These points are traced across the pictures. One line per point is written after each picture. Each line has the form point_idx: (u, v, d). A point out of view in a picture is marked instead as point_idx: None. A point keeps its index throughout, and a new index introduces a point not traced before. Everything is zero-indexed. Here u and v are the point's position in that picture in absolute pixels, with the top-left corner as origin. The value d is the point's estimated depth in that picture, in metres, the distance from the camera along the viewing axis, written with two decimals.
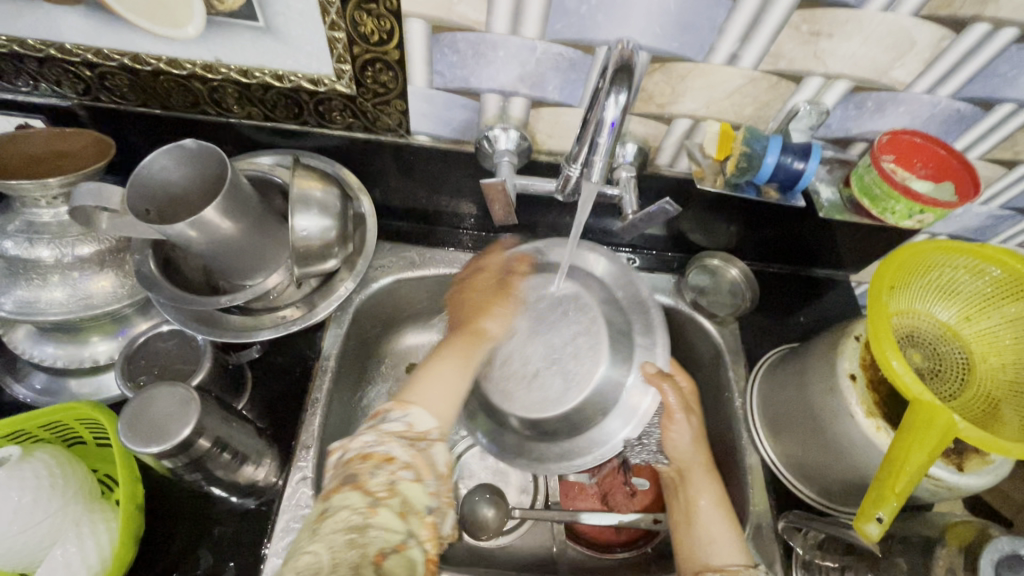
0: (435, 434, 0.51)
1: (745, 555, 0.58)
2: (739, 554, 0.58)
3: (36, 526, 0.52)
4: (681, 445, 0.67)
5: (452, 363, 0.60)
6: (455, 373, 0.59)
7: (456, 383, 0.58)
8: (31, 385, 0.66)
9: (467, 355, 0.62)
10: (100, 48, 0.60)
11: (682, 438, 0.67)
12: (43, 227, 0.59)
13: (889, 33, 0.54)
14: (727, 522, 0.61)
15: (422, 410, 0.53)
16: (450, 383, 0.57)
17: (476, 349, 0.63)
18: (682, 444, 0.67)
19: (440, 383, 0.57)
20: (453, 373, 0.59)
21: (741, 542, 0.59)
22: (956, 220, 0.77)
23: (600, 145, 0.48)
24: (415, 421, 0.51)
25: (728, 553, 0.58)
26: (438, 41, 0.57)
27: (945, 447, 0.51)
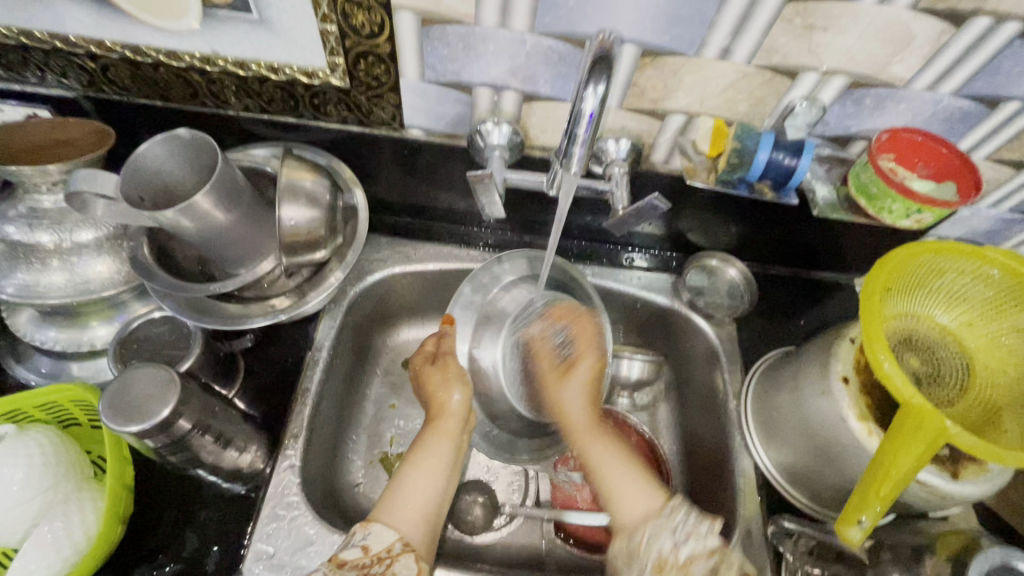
0: (398, 547, 0.53)
1: (656, 504, 0.59)
2: (648, 505, 0.59)
3: (26, 503, 0.53)
4: (574, 410, 0.66)
5: (420, 469, 0.60)
6: (426, 477, 0.60)
7: (424, 488, 0.59)
8: (34, 367, 0.68)
9: (438, 450, 0.62)
10: (103, 40, 0.61)
11: (571, 401, 0.67)
12: (44, 213, 0.60)
13: (886, 27, 0.52)
14: (634, 479, 0.61)
15: (383, 527, 0.54)
16: (422, 488, 0.59)
17: (449, 437, 0.64)
18: (574, 408, 0.66)
19: (407, 493, 0.58)
20: (422, 478, 0.60)
21: (651, 491, 0.60)
22: (964, 223, 0.74)
23: (578, 137, 0.48)
24: (374, 541, 0.53)
25: (639, 509, 0.59)
26: (429, 34, 0.57)
27: (933, 453, 0.49)
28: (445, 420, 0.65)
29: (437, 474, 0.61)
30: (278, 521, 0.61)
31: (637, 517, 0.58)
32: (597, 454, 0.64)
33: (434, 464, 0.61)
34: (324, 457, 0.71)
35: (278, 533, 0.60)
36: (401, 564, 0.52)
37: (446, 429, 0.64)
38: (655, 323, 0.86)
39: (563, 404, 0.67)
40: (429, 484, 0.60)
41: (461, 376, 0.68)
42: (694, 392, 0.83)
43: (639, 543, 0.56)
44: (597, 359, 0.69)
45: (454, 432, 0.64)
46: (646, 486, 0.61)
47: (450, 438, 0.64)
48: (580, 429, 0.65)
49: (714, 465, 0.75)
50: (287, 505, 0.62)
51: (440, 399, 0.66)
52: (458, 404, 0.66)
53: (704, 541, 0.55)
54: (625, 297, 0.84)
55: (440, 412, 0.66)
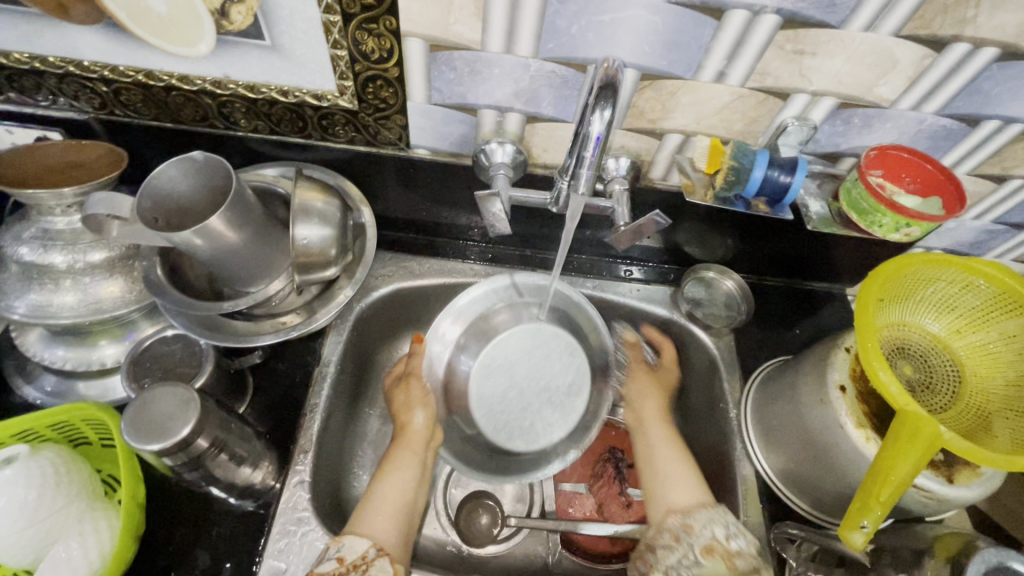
0: (372, 553, 0.54)
1: (706, 497, 0.62)
2: (697, 495, 0.62)
3: (39, 523, 0.54)
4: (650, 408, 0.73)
5: (387, 483, 0.61)
6: (394, 489, 0.61)
7: (395, 502, 0.60)
8: (42, 387, 0.69)
9: (405, 465, 0.64)
10: (116, 65, 0.63)
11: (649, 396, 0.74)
12: (57, 234, 0.61)
13: (872, 51, 0.55)
14: (685, 475, 0.64)
15: (356, 537, 0.55)
16: (392, 498, 0.60)
17: (413, 452, 0.65)
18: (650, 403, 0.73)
19: (378, 503, 0.59)
20: (394, 491, 0.61)
21: (700, 485, 0.63)
22: (950, 234, 0.77)
23: (586, 158, 0.51)
24: (349, 551, 0.53)
25: (690, 497, 0.62)
26: (436, 59, 0.59)
27: (930, 458, 0.51)
28: (407, 440, 0.66)
29: (406, 486, 0.62)
30: (290, 536, 0.61)
31: (690, 502, 0.61)
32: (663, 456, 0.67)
33: (401, 477, 0.62)
34: (331, 471, 0.72)
35: (290, 548, 0.60)
36: (379, 568, 0.53)
37: (411, 445, 0.66)
38: (654, 334, 0.87)
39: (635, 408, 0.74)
40: (399, 494, 0.60)
41: (423, 394, 0.71)
42: (694, 401, 0.85)
43: (690, 522, 0.58)
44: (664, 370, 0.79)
45: (419, 448, 0.66)
46: (696, 481, 0.64)
47: (415, 453, 0.65)
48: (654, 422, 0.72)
49: (717, 473, 0.76)
50: (298, 521, 0.62)
51: (404, 421, 0.68)
52: (422, 421, 0.68)
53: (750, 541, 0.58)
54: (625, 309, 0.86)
55: (405, 431, 0.67)
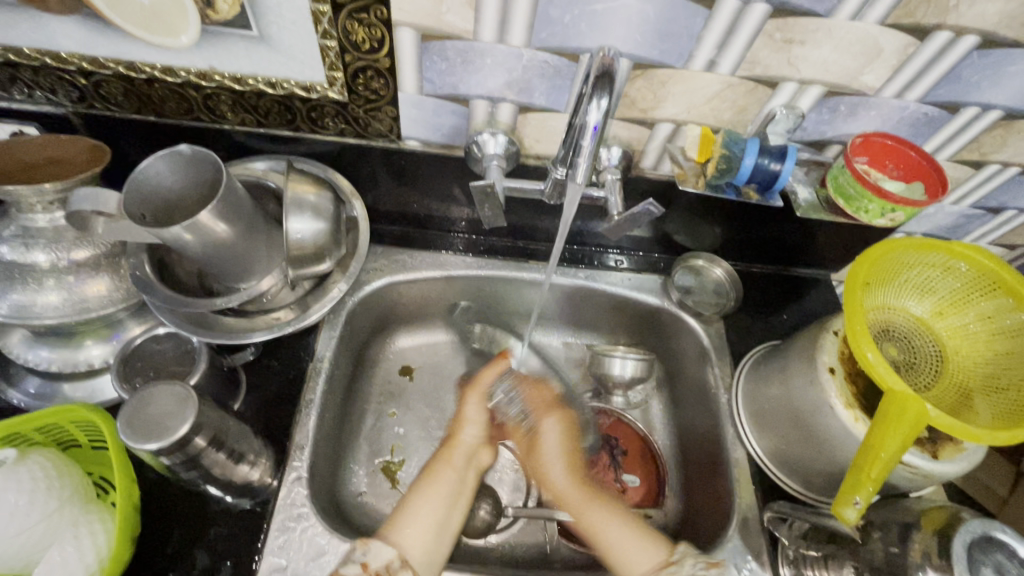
0: (396, 564, 0.57)
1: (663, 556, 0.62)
2: (658, 560, 0.62)
3: (31, 528, 0.52)
4: (556, 472, 0.71)
5: (427, 496, 0.64)
6: (429, 506, 0.63)
7: (430, 517, 0.62)
8: (25, 389, 0.67)
9: (443, 480, 0.66)
10: (95, 56, 0.61)
11: (552, 461, 0.72)
12: (39, 232, 0.59)
13: (858, 40, 0.56)
14: (635, 535, 0.64)
15: (384, 544, 0.58)
16: (428, 512, 0.62)
17: (453, 469, 0.67)
18: (556, 471, 0.71)
19: (412, 514, 0.62)
20: (427, 506, 0.63)
21: (653, 543, 0.64)
22: (930, 219, 0.80)
23: (583, 148, 0.51)
24: (374, 557, 0.57)
25: (647, 556, 0.63)
26: (428, 49, 0.59)
27: (917, 435, 0.53)
28: (455, 451, 0.69)
29: (440, 502, 0.64)
30: (289, 533, 0.61)
31: (650, 564, 0.62)
32: (598, 520, 0.67)
33: (439, 493, 0.65)
34: (328, 466, 0.72)
35: (290, 545, 0.60)
36: None
37: (455, 461, 0.68)
38: (646, 322, 0.88)
39: (546, 477, 0.71)
40: (434, 510, 0.63)
41: (481, 408, 0.73)
42: (686, 387, 0.86)
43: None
44: (554, 412, 0.75)
45: (460, 465, 0.68)
46: (642, 533, 0.65)
47: (455, 470, 0.67)
48: (578, 499, 0.69)
49: (710, 457, 0.78)
50: (297, 517, 0.62)
51: (455, 431, 0.71)
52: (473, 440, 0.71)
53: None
54: (617, 299, 0.87)
55: (454, 443, 0.70)
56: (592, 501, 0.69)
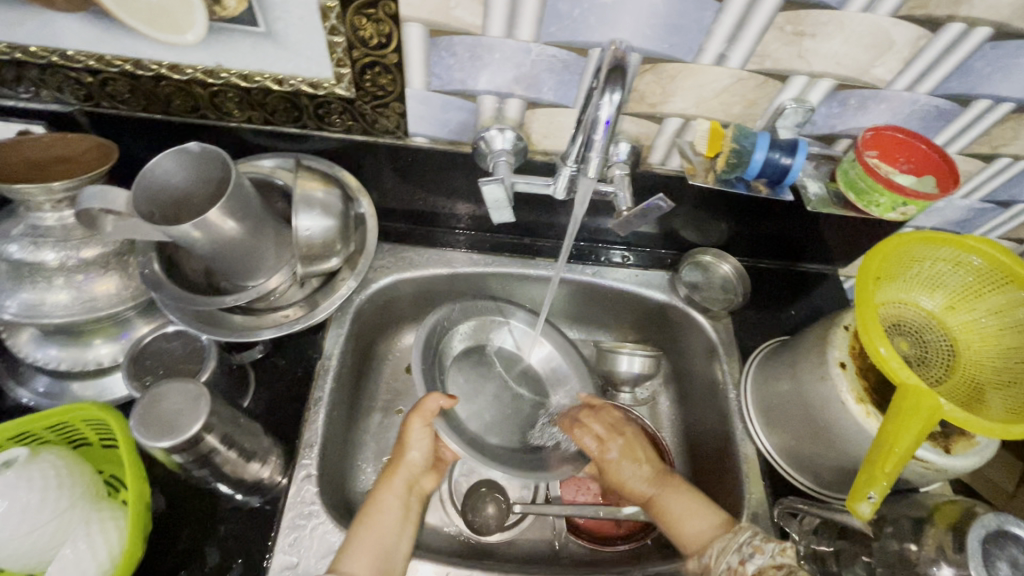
0: None
1: (721, 519, 0.66)
2: (718, 522, 0.66)
3: (42, 526, 0.53)
4: (633, 483, 0.73)
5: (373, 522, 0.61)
6: (378, 533, 0.61)
7: (378, 544, 0.60)
8: (34, 388, 0.67)
9: (387, 507, 0.64)
10: (102, 54, 0.61)
11: (625, 475, 0.73)
12: (48, 230, 0.59)
13: (869, 32, 0.56)
14: (691, 504, 0.68)
15: None
16: (377, 538, 0.60)
17: (395, 494, 0.65)
18: (637, 482, 0.73)
19: (362, 540, 0.60)
20: (374, 534, 0.61)
21: (711, 510, 0.67)
22: (939, 213, 0.79)
23: (595, 142, 0.51)
24: None
25: (704, 524, 0.66)
26: (436, 45, 0.58)
27: (930, 429, 0.53)
28: (398, 476, 0.67)
29: (389, 530, 0.62)
30: (299, 530, 0.61)
31: (706, 531, 0.65)
32: (669, 506, 0.69)
33: (387, 520, 0.63)
34: (336, 464, 0.71)
35: (301, 543, 0.60)
36: None
37: (395, 485, 0.66)
38: (653, 318, 0.88)
39: (626, 488, 0.73)
40: (382, 537, 0.61)
41: (426, 433, 0.69)
42: (695, 383, 0.86)
43: (709, 561, 0.62)
44: (616, 437, 0.75)
45: (401, 491, 0.66)
46: (699, 502, 0.68)
47: (396, 496, 0.65)
48: (650, 496, 0.71)
49: (718, 453, 0.78)
50: (307, 515, 0.62)
51: (398, 456, 0.69)
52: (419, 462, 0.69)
53: (773, 556, 0.58)
54: (624, 295, 0.86)
55: (398, 466, 0.68)
56: (665, 487, 0.71)
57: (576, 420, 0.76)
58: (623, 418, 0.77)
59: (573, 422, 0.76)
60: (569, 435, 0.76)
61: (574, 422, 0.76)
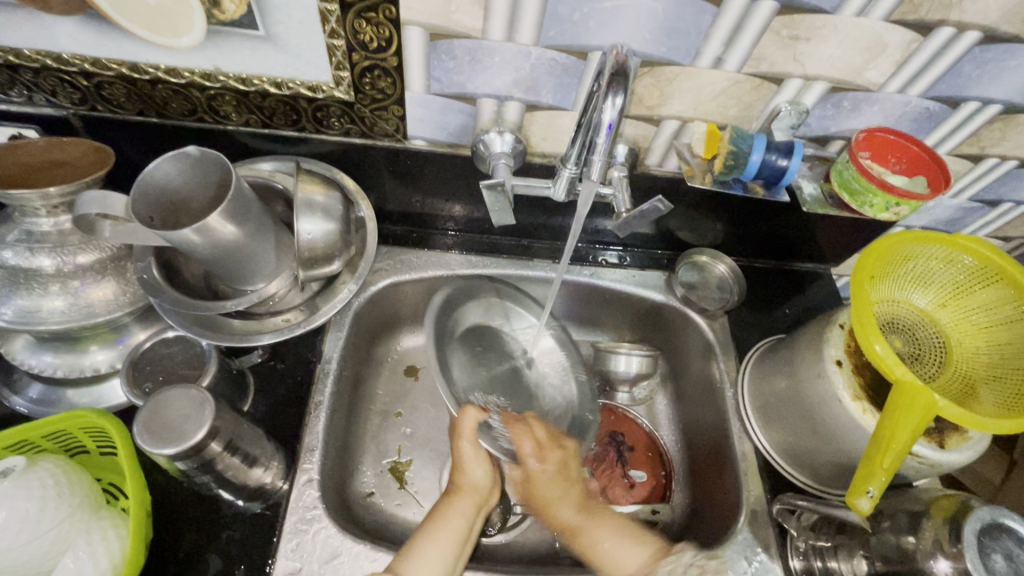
0: None
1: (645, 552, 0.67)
2: (647, 554, 0.67)
3: (42, 536, 0.52)
4: (563, 513, 0.71)
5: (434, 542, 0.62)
6: (440, 550, 0.61)
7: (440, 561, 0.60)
8: (28, 395, 0.66)
9: (450, 524, 0.64)
10: (98, 57, 0.60)
11: (557, 497, 0.71)
12: (43, 236, 0.59)
13: (862, 36, 0.57)
14: (623, 538, 0.69)
15: None
16: (436, 552, 0.61)
17: (461, 512, 0.66)
18: (563, 507, 0.71)
19: (423, 553, 0.60)
20: (436, 550, 0.61)
21: (639, 543, 0.68)
22: (929, 213, 0.81)
23: (599, 145, 0.52)
24: None
25: (637, 552, 0.67)
26: (436, 48, 0.59)
27: (926, 425, 0.54)
28: (459, 498, 0.67)
29: (450, 547, 0.62)
30: (301, 535, 0.61)
31: (641, 559, 0.66)
32: (592, 543, 0.68)
33: (449, 535, 0.63)
34: (337, 468, 0.71)
35: (304, 547, 0.60)
36: None
37: (461, 507, 0.66)
38: (649, 318, 0.89)
39: (552, 514, 0.71)
40: (444, 552, 0.62)
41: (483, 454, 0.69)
42: (691, 382, 0.86)
43: None
44: (547, 453, 0.71)
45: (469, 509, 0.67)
46: (632, 530, 0.70)
47: (463, 514, 0.66)
48: (576, 526, 0.69)
49: (716, 451, 0.79)
50: (310, 519, 0.62)
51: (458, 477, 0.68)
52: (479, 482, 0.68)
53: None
54: (621, 296, 0.87)
55: (460, 487, 0.68)
56: (592, 519, 0.70)
57: (520, 419, 0.73)
58: (564, 441, 0.73)
59: (516, 421, 0.72)
60: (507, 429, 0.71)
61: (518, 425, 0.72)
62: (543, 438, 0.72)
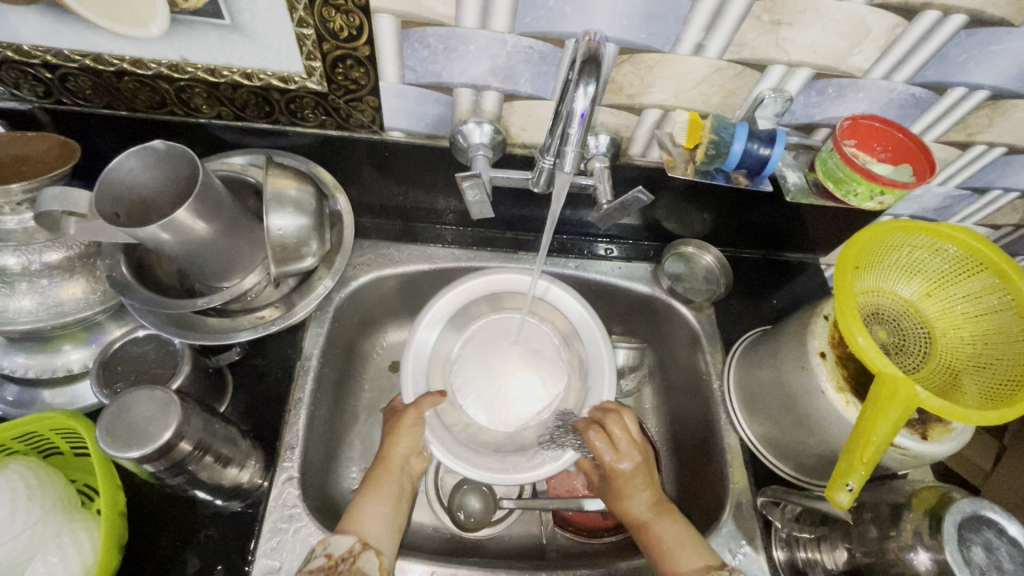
0: (359, 547, 0.57)
1: (713, 557, 0.60)
2: (708, 558, 0.60)
3: (13, 540, 0.51)
4: (635, 503, 0.66)
5: (375, 498, 0.63)
6: (375, 504, 0.63)
7: (383, 515, 0.62)
8: (2, 397, 0.64)
9: (385, 488, 0.65)
10: (60, 49, 0.58)
11: (631, 488, 0.66)
12: (8, 234, 0.56)
13: (846, 21, 0.56)
14: (687, 541, 0.61)
15: (344, 535, 0.58)
16: (376, 509, 0.62)
17: (393, 474, 0.66)
18: (637, 500, 0.66)
19: (365, 512, 0.62)
20: (374, 505, 0.62)
21: (703, 547, 0.61)
22: (917, 201, 0.80)
23: (571, 136, 0.50)
24: (336, 547, 0.56)
25: (695, 559, 0.59)
26: (409, 36, 0.57)
27: (908, 417, 0.53)
28: (389, 470, 0.66)
29: (387, 501, 0.63)
30: (281, 534, 0.60)
31: (698, 567, 0.59)
32: (659, 542, 0.62)
33: (383, 493, 0.64)
34: (319, 465, 0.70)
35: (283, 546, 0.59)
36: (365, 560, 0.56)
37: (392, 464, 0.66)
38: (636, 310, 0.88)
39: (623, 505, 0.66)
40: (382, 507, 0.63)
41: (415, 425, 0.67)
42: (679, 375, 0.85)
43: None
44: (632, 453, 0.67)
45: (397, 472, 0.67)
46: (698, 539, 0.62)
47: (394, 474, 0.66)
48: (647, 522, 0.64)
49: (702, 444, 0.78)
50: (290, 518, 0.61)
51: (385, 446, 0.67)
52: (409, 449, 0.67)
53: None
54: (608, 287, 0.86)
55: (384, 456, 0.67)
56: (662, 518, 0.64)
57: (595, 421, 0.68)
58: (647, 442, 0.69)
59: (591, 424, 0.68)
60: (582, 438, 0.68)
61: (597, 426, 0.68)
62: (630, 439, 0.67)
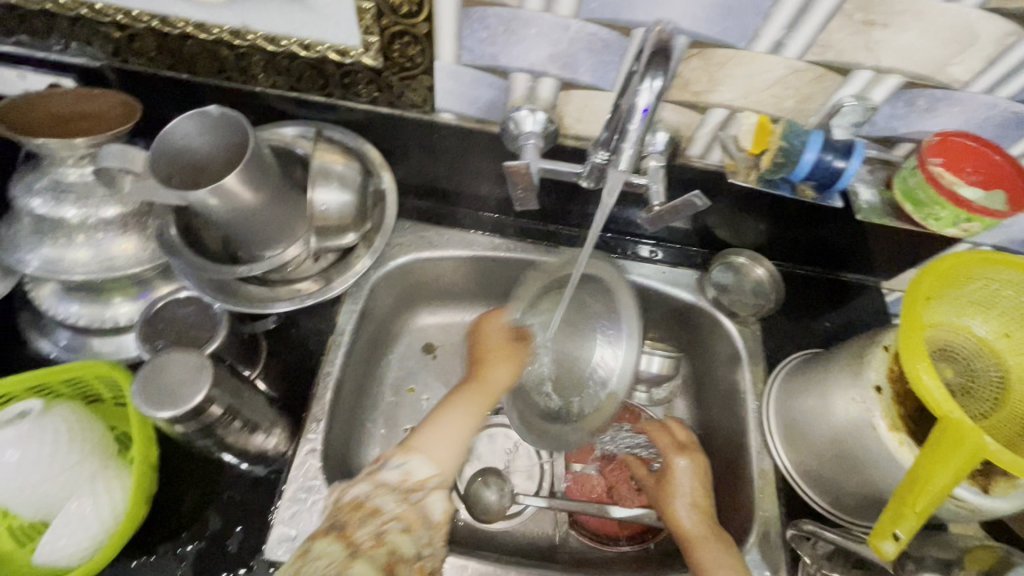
0: (431, 480, 0.58)
1: None
2: None
3: (53, 478, 0.54)
4: (681, 511, 0.66)
5: (462, 416, 0.65)
6: (457, 426, 0.63)
7: (459, 433, 0.63)
8: (56, 341, 0.68)
9: (473, 404, 0.66)
10: (130, 8, 0.60)
11: (679, 492, 0.68)
12: (70, 186, 0.59)
13: (949, 26, 0.50)
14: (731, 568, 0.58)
15: (420, 457, 0.59)
16: (452, 432, 0.63)
17: (484, 394, 0.68)
18: (683, 505, 0.66)
19: (447, 428, 0.63)
20: (456, 424, 0.63)
21: None
22: (1003, 231, 0.73)
23: (630, 132, 0.48)
24: (412, 470, 0.58)
25: None
26: (470, 16, 0.55)
27: (972, 467, 0.48)
28: (482, 391, 0.68)
29: (470, 422, 0.64)
30: (299, 504, 0.61)
31: None
32: (703, 558, 0.60)
33: (468, 414, 0.65)
34: (342, 440, 0.71)
35: (301, 515, 0.60)
36: (433, 498, 0.57)
37: (486, 388, 0.68)
38: (677, 317, 0.84)
39: (671, 505, 0.67)
40: (461, 430, 0.63)
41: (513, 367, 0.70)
42: (715, 390, 0.82)
43: None
44: (689, 454, 0.71)
45: (488, 395, 0.68)
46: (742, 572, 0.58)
47: (484, 399, 0.67)
48: (694, 533, 0.63)
49: (732, 465, 0.75)
50: (309, 489, 0.62)
51: (485, 368, 0.70)
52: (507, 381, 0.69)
53: None
54: (649, 291, 0.83)
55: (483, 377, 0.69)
56: (714, 536, 0.62)
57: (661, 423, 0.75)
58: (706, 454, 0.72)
59: (655, 424, 0.75)
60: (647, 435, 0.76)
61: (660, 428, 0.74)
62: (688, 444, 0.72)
